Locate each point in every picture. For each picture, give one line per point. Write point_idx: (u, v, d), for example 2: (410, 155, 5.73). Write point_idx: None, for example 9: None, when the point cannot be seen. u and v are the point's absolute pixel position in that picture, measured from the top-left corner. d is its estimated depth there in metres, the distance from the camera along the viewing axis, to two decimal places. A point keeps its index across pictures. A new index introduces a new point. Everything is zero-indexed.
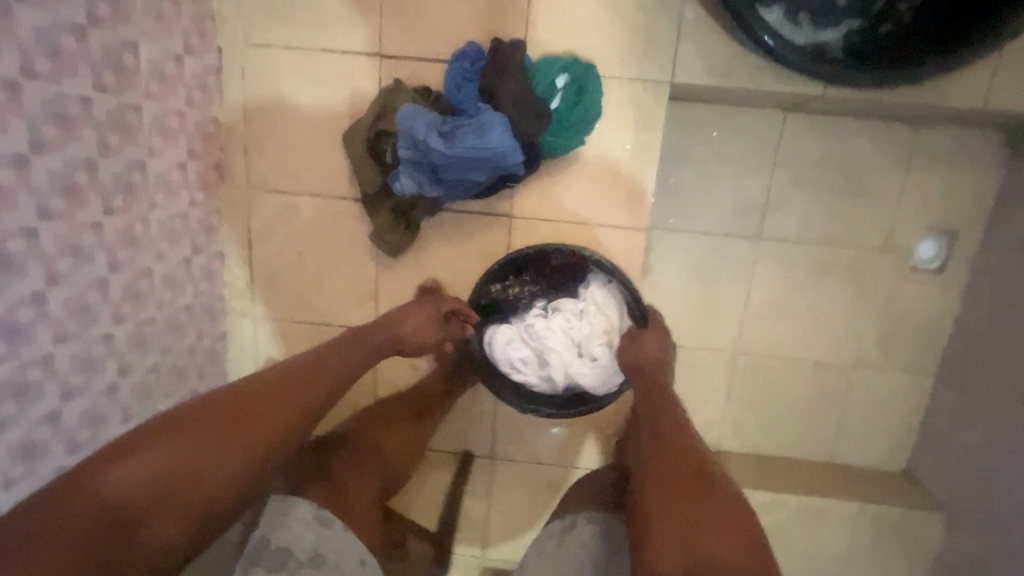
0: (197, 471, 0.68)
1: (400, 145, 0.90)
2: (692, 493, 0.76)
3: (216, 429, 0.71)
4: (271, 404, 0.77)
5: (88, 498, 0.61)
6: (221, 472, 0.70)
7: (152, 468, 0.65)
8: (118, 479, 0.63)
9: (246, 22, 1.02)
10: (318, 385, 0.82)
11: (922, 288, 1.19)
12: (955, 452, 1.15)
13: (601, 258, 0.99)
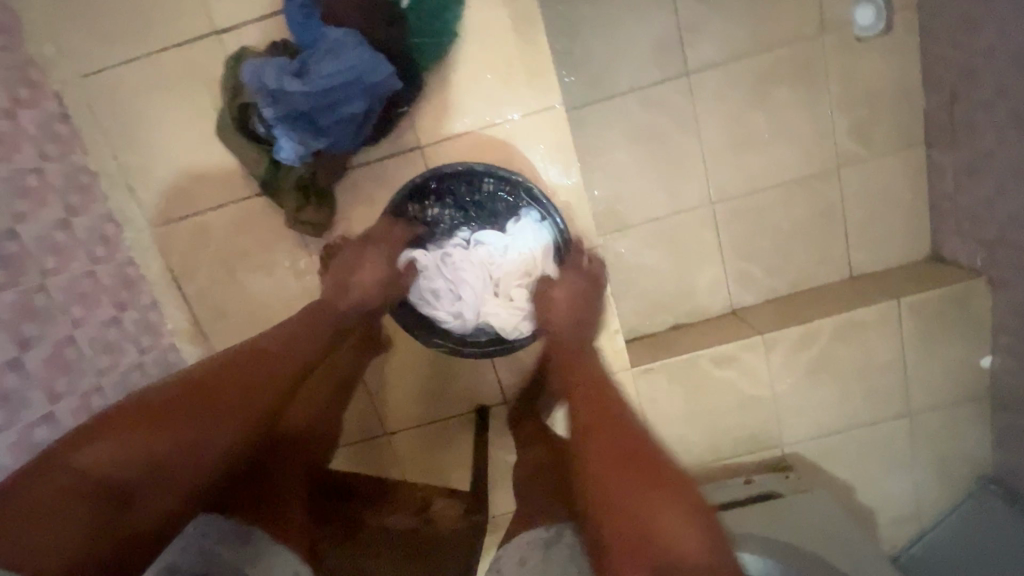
0: (168, 451, 0.70)
1: (264, 107, 0.82)
2: (649, 485, 0.76)
3: (179, 417, 0.73)
4: (223, 388, 0.78)
5: (64, 480, 0.63)
6: (189, 449, 0.72)
7: (122, 449, 0.67)
8: (91, 458, 0.65)
9: (71, 57, 0.94)
10: (269, 361, 0.83)
11: (877, 55, 1.07)
12: (973, 210, 1.05)
13: (533, 190, 0.94)
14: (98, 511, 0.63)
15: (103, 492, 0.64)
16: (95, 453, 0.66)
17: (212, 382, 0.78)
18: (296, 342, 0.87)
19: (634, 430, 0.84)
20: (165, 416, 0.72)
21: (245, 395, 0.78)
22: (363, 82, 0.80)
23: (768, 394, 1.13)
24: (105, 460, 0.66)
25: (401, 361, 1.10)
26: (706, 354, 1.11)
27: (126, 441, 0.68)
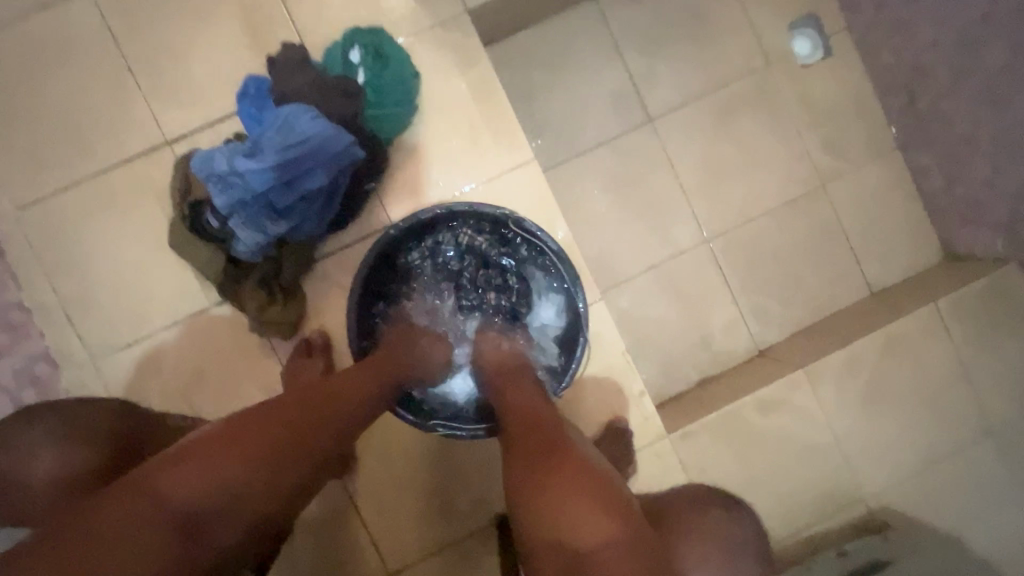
0: (236, 491, 0.57)
1: (214, 195, 0.75)
2: (558, 472, 0.60)
3: (277, 431, 0.60)
4: (306, 410, 0.63)
5: (133, 514, 0.53)
6: (255, 489, 0.58)
7: (196, 484, 0.55)
8: (168, 488, 0.54)
9: (9, 189, 0.88)
10: (345, 388, 0.68)
11: (828, 75, 1.10)
12: (974, 199, 1.01)
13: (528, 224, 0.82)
14: (171, 551, 0.53)
15: (173, 528, 0.54)
16: (190, 473, 0.55)
17: (304, 409, 0.63)
18: (365, 373, 0.72)
19: (538, 405, 0.71)
20: (265, 426, 0.60)
21: (328, 430, 0.64)
22: (321, 154, 0.75)
23: (830, 437, 0.97)
24: (180, 491, 0.54)
25: (397, 467, 0.93)
26: (748, 401, 0.96)
27: (201, 473, 0.56)
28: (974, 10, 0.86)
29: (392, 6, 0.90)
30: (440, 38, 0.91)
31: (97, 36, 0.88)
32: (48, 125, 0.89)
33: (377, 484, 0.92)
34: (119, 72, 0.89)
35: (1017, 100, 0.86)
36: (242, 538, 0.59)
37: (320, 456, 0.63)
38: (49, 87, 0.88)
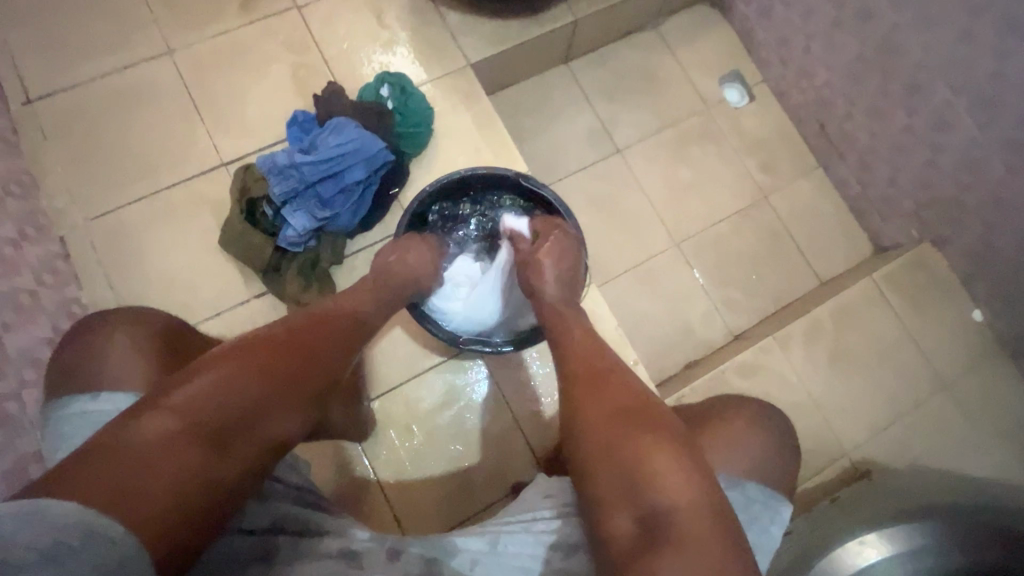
0: (251, 405, 0.60)
1: (273, 186, 0.93)
2: (642, 431, 0.61)
3: (281, 354, 0.64)
4: (305, 332, 0.68)
5: (157, 427, 0.55)
6: (267, 404, 0.61)
7: (216, 393, 0.58)
8: (187, 398, 0.57)
9: (82, 204, 1.02)
10: (340, 318, 0.73)
11: (756, 114, 1.38)
12: (885, 197, 1.25)
13: (524, 176, 0.97)
14: (198, 463, 0.55)
15: (197, 440, 0.56)
16: (204, 388, 0.58)
17: (303, 332, 0.68)
18: (356, 306, 0.77)
19: (606, 359, 0.71)
20: (271, 350, 0.64)
21: (329, 347, 0.69)
22: (361, 155, 0.94)
23: (806, 396, 1.09)
24: (196, 405, 0.57)
25: (415, 442, 1.00)
26: (729, 366, 1.09)
27: (218, 385, 0.59)
28: (852, 53, 1.16)
29: (411, 62, 1.16)
30: (449, 84, 1.16)
31: (171, 87, 1.09)
32: (122, 153, 1.05)
33: (403, 458, 0.99)
34: (187, 112, 1.09)
35: (896, 112, 1.14)
36: (261, 458, 0.61)
37: (321, 375, 0.67)
38: (125, 125, 1.07)
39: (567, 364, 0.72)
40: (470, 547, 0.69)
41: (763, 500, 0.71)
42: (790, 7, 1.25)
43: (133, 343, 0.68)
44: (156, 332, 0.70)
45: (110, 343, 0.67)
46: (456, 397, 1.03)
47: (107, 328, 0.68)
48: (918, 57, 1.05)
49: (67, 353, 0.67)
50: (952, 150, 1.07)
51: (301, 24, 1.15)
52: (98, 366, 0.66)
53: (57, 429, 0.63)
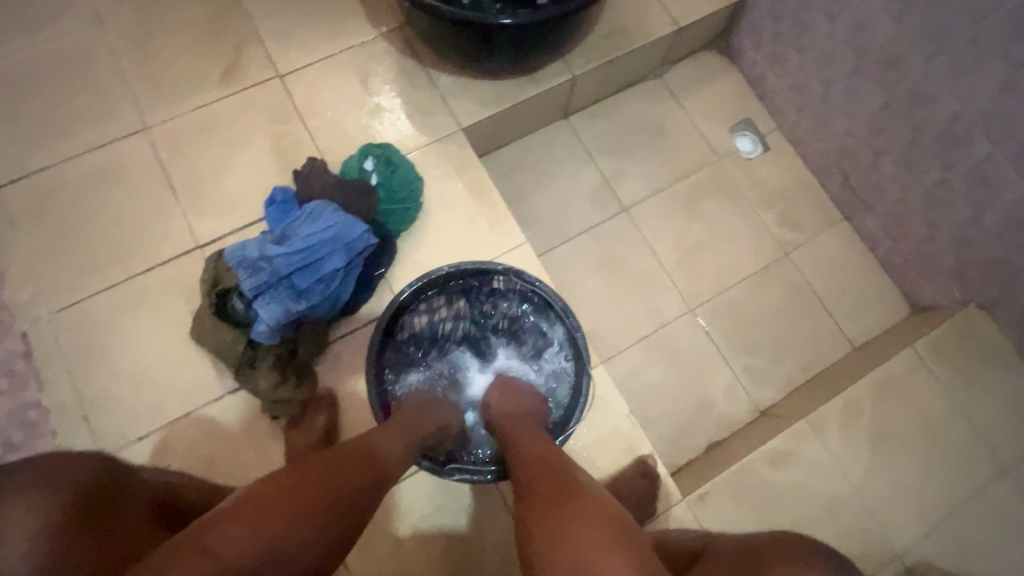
0: (299, 545, 0.56)
1: (243, 279, 0.84)
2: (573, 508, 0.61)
3: (331, 484, 0.61)
4: (350, 460, 0.65)
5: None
6: (315, 539, 0.58)
7: (264, 540, 0.54)
8: (233, 553, 0.52)
9: (48, 296, 0.96)
10: (378, 444, 0.71)
11: (772, 164, 1.28)
12: (920, 254, 1.13)
13: (521, 273, 0.93)
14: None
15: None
16: (247, 537, 0.53)
17: (345, 462, 0.65)
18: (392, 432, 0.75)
19: (551, 452, 0.73)
20: (319, 479, 0.61)
21: (371, 478, 0.66)
22: (342, 240, 0.86)
23: (848, 488, 0.96)
24: (247, 552, 0.52)
25: (405, 553, 0.89)
26: (757, 455, 0.96)
27: (263, 532, 0.54)
28: (875, 102, 1.07)
29: (398, 129, 1.09)
30: (439, 150, 1.08)
31: (146, 166, 1.03)
32: (91, 239, 0.99)
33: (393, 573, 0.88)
34: (161, 192, 1.02)
35: (930, 166, 1.03)
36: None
37: (361, 511, 0.63)
38: (97, 209, 1.01)
39: (516, 454, 0.74)
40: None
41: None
42: (804, 54, 1.16)
43: (54, 499, 0.54)
44: (83, 481, 0.57)
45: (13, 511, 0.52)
46: (450, 497, 0.92)
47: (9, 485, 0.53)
48: (951, 108, 0.95)
49: None
50: (997, 208, 0.96)
51: (283, 93, 1.09)
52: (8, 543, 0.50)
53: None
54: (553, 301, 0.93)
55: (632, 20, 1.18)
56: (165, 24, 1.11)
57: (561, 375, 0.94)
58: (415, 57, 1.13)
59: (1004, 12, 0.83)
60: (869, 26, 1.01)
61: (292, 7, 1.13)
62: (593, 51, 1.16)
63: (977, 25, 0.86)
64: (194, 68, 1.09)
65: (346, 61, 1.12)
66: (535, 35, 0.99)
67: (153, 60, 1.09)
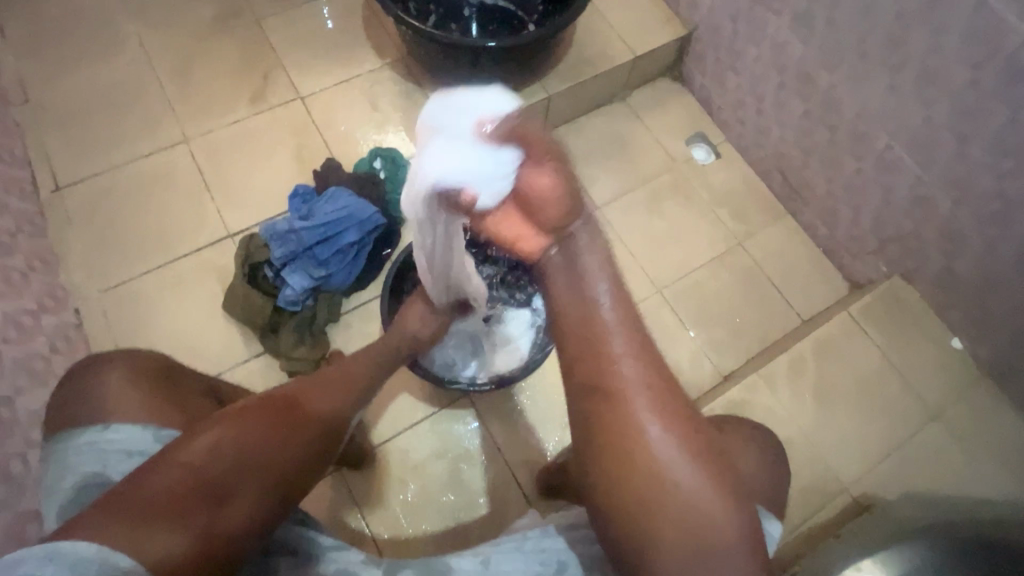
0: (249, 462, 0.61)
1: (274, 250, 1.02)
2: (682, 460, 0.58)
3: (281, 414, 0.66)
4: (311, 392, 0.71)
5: (165, 484, 0.57)
6: (267, 459, 0.62)
7: (220, 448, 0.60)
8: (191, 453, 0.59)
9: (97, 277, 1.10)
10: (348, 381, 0.76)
11: (722, 168, 1.49)
12: (850, 236, 1.32)
13: None
14: (199, 513, 0.56)
15: (199, 490, 0.57)
16: (209, 443, 0.60)
17: (308, 395, 0.70)
18: (361, 366, 0.80)
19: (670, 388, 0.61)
20: (273, 410, 0.66)
21: (331, 407, 0.71)
22: (355, 218, 1.03)
23: (796, 431, 1.09)
24: (201, 461, 0.59)
25: (409, 495, 1.00)
26: (717, 405, 1.11)
27: (223, 440, 0.60)
28: (799, 110, 1.29)
29: (402, 139, 1.29)
30: None
31: (185, 170, 1.21)
32: (136, 230, 1.15)
33: (398, 510, 0.99)
34: (198, 191, 1.20)
35: (847, 159, 1.24)
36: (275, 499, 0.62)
37: (320, 436, 0.68)
38: (142, 206, 1.17)
39: (596, 374, 0.60)
40: (464, 566, 0.69)
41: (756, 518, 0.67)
42: (740, 76, 1.39)
43: (128, 376, 0.67)
44: (151, 371, 0.69)
45: (103, 380, 0.66)
46: (447, 446, 1.04)
47: (104, 366, 0.68)
48: (856, 110, 1.17)
49: (71, 388, 0.67)
50: (901, 189, 1.16)
51: (303, 111, 1.29)
52: (97, 400, 0.65)
53: (63, 458, 0.63)
54: None
55: (596, 51, 1.41)
56: (204, 58, 1.32)
57: (537, 326, 1.05)
58: (415, 82, 1.34)
59: (879, 31, 1.05)
60: (785, 48, 1.24)
61: (312, 43, 1.35)
62: (564, 76, 1.38)
63: (863, 42, 1.09)
64: (227, 92, 1.29)
65: (357, 86, 1.32)
66: (515, 57, 1.20)
67: (194, 85, 1.29)
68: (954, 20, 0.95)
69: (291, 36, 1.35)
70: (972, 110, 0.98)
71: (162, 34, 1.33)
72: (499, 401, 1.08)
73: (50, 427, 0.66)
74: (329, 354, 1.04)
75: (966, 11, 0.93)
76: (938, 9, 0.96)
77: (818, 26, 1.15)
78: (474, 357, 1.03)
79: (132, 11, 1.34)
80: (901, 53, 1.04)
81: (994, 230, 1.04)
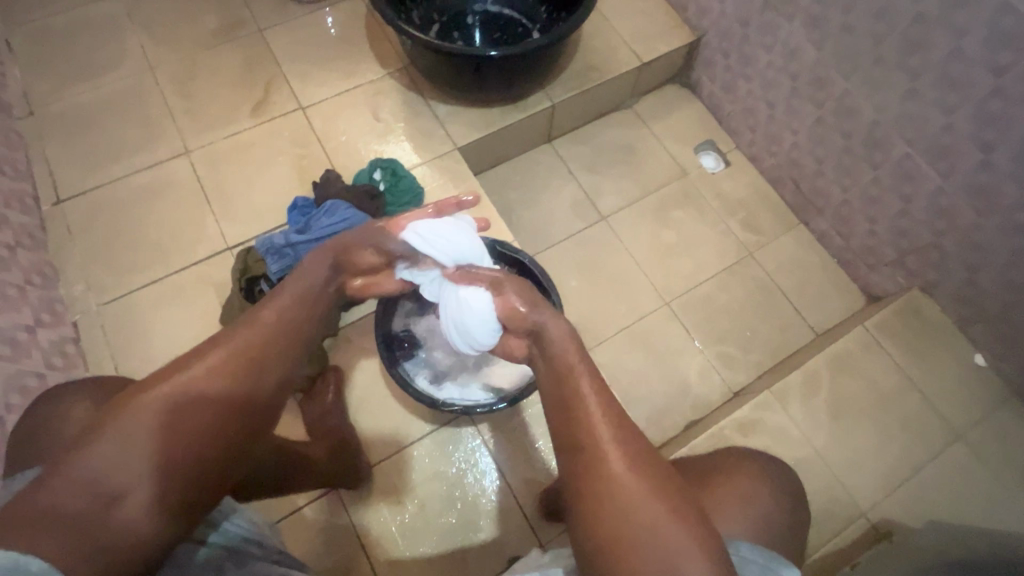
0: (147, 465, 0.56)
1: (271, 265, 1.00)
2: (644, 493, 0.57)
3: (194, 406, 0.60)
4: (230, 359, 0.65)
5: (59, 494, 0.52)
6: (167, 464, 0.57)
7: (122, 445, 0.55)
8: (90, 456, 0.54)
9: (96, 290, 1.10)
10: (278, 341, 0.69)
11: (733, 177, 1.44)
12: (867, 248, 1.27)
13: (504, 242, 1.04)
14: (93, 522, 0.52)
15: (91, 497, 0.53)
16: (108, 441, 0.55)
17: (230, 362, 0.64)
18: (276, 351, 0.68)
19: (613, 427, 0.61)
20: (177, 397, 0.60)
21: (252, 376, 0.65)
22: (354, 230, 1.01)
23: (808, 451, 1.05)
24: (94, 469, 0.54)
25: (406, 517, 0.97)
26: (727, 423, 1.06)
27: (123, 435, 0.56)
28: (812, 117, 1.24)
29: (404, 149, 1.27)
30: (438, 166, 1.25)
31: (185, 181, 1.20)
32: (135, 242, 1.14)
33: (396, 531, 0.96)
34: (198, 202, 1.19)
35: (863, 167, 1.19)
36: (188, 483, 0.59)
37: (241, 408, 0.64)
38: (141, 217, 1.16)
39: (561, 425, 0.64)
40: None
41: (763, 563, 0.58)
42: (750, 81, 1.35)
43: (96, 408, 0.65)
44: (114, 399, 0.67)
45: (70, 413, 0.64)
46: (445, 462, 1.01)
47: (64, 398, 0.66)
48: (871, 117, 1.12)
49: (30, 423, 0.65)
50: (921, 199, 1.11)
51: (304, 122, 1.27)
52: (62, 434, 0.63)
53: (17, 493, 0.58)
54: (531, 263, 1.03)
55: (601, 57, 1.38)
56: (207, 68, 1.31)
57: None
58: (418, 92, 1.32)
59: (896, 34, 1.01)
60: (798, 53, 1.20)
61: (314, 53, 1.34)
62: (570, 83, 1.35)
63: (879, 45, 1.05)
64: (229, 103, 1.28)
65: (359, 96, 1.31)
66: (520, 65, 1.17)
67: (196, 96, 1.28)
68: (976, 22, 0.90)
69: (294, 45, 1.35)
70: (996, 117, 0.94)
71: (166, 45, 1.33)
72: (500, 420, 1.05)
73: (13, 462, 0.63)
74: (327, 369, 1.02)
75: (988, 12, 0.88)
76: (959, 10, 0.92)
77: (831, 31, 1.12)
78: (467, 382, 0.98)
79: (137, 23, 1.34)
80: (919, 57, 1.00)
81: (1019, 241, 0.99)
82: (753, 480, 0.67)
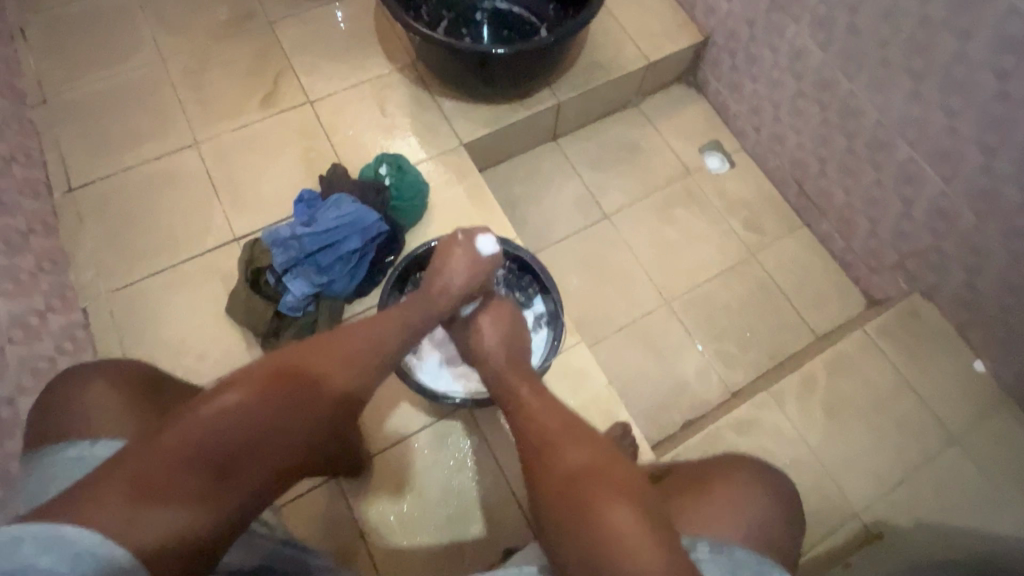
0: (242, 451, 0.60)
1: (276, 257, 1.03)
2: (585, 469, 0.62)
3: (282, 403, 0.64)
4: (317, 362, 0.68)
5: (152, 468, 0.56)
6: (259, 451, 0.62)
7: (214, 429, 0.59)
8: (185, 436, 0.58)
9: (105, 277, 1.12)
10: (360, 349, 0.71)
11: (737, 177, 1.45)
12: (869, 251, 1.27)
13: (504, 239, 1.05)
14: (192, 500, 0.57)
15: (188, 476, 0.57)
16: (202, 425, 0.59)
17: (316, 364, 0.68)
18: (362, 350, 0.71)
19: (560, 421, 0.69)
20: (268, 392, 0.63)
21: (336, 383, 0.68)
22: (358, 224, 1.03)
23: (803, 451, 1.06)
24: (191, 449, 0.58)
25: (404, 507, 0.99)
26: (724, 422, 1.07)
27: (216, 421, 0.60)
28: (817, 119, 1.24)
29: (410, 144, 1.28)
30: (442, 160, 1.26)
31: (193, 171, 1.22)
32: (143, 230, 1.16)
33: (394, 520, 0.98)
34: (207, 192, 1.20)
35: (866, 169, 1.19)
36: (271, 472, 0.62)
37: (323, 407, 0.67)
38: (150, 206, 1.18)
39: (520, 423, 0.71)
40: None
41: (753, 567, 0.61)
42: (756, 81, 1.35)
43: (109, 387, 0.67)
44: (129, 377, 0.70)
45: (86, 389, 0.67)
46: (443, 456, 1.03)
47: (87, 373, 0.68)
48: (876, 119, 1.12)
49: (47, 398, 0.68)
50: (923, 202, 1.11)
51: (312, 115, 1.29)
52: (76, 412, 0.65)
53: (44, 472, 0.61)
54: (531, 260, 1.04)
55: (608, 55, 1.38)
56: (218, 60, 1.33)
57: (540, 331, 1.04)
58: (425, 86, 1.33)
59: (902, 37, 1.01)
60: (804, 53, 1.20)
61: (323, 46, 1.36)
62: (576, 81, 1.36)
63: (884, 48, 1.05)
64: (238, 94, 1.30)
65: (366, 90, 1.32)
66: (526, 62, 1.18)
67: (206, 87, 1.30)
68: (982, 25, 0.90)
69: (303, 39, 1.36)
70: (999, 120, 0.94)
71: (177, 36, 1.34)
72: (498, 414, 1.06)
73: (28, 436, 0.66)
74: None
75: (993, 16, 0.88)
76: (965, 14, 0.92)
77: (836, 32, 1.12)
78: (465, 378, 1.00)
79: (150, 13, 1.36)
80: (924, 59, 1.00)
81: (1020, 246, 0.99)
82: (746, 482, 0.68)
